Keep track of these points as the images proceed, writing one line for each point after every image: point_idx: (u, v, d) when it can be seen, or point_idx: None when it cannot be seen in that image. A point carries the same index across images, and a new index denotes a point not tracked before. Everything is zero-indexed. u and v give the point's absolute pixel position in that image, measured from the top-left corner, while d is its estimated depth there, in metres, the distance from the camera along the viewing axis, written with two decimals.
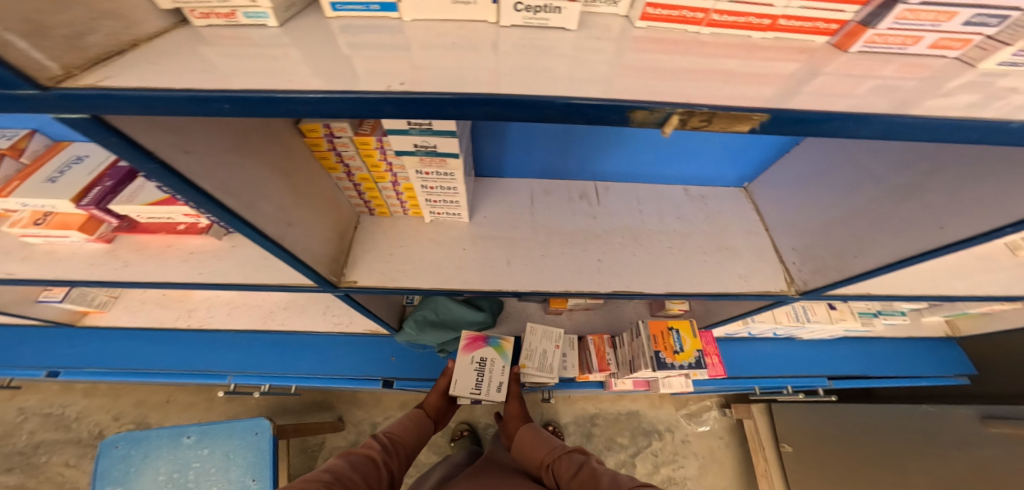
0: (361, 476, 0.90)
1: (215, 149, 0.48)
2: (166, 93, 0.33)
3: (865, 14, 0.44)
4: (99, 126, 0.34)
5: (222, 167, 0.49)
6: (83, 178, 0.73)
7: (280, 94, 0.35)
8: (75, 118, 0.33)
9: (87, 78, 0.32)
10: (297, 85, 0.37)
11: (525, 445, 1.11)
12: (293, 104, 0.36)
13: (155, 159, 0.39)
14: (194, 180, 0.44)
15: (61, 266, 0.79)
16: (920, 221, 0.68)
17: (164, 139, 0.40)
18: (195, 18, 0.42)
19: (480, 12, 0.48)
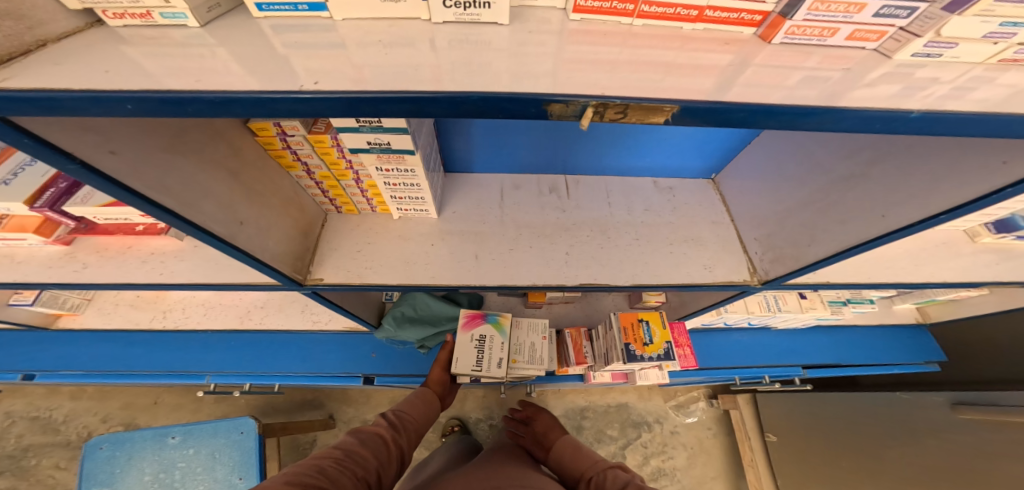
0: (371, 453, 0.79)
1: (146, 148, 0.48)
2: (66, 93, 0.33)
3: (783, 5, 0.44)
4: (7, 126, 0.34)
5: (156, 166, 0.49)
6: (32, 180, 0.73)
7: (187, 94, 0.35)
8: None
9: None
10: (210, 85, 0.37)
11: (564, 453, 0.95)
12: (203, 103, 0.36)
13: (76, 159, 0.39)
14: (123, 180, 0.44)
15: (17, 269, 0.78)
16: (868, 208, 0.69)
17: (86, 140, 0.40)
18: (109, 18, 0.42)
19: (411, 10, 0.48)
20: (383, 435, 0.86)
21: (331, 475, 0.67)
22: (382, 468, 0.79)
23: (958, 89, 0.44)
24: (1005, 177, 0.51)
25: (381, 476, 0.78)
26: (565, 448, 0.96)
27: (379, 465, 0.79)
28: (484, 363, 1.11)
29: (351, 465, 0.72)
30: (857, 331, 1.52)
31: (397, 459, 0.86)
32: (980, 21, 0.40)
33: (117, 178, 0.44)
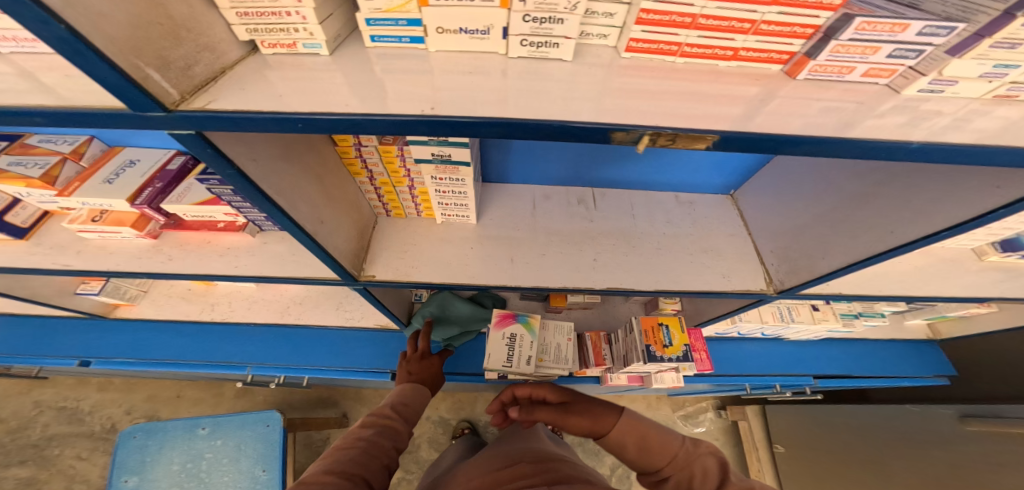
0: (373, 457, 0.70)
1: (270, 156, 0.58)
2: (253, 115, 0.43)
3: (809, 47, 0.52)
4: (200, 140, 0.44)
5: (276, 171, 0.60)
6: (136, 180, 0.84)
7: (331, 115, 0.45)
8: (183, 133, 0.43)
9: (196, 102, 0.43)
10: (347, 110, 0.47)
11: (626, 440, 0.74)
12: (341, 123, 0.46)
13: (233, 166, 0.50)
14: (257, 181, 0.54)
15: (111, 259, 0.88)
16: (876, 225, 0.76)
17: (240, 151, 0.51)
18: (265, 48, 0.52)
19: (492, 45, 0.57)
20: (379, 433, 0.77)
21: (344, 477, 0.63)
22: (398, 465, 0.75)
23: (958, 120, 0.52)
24: (996, 201, 0.59)
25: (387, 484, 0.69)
26: (628, 432, 0.75)
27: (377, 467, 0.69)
28: (514, 360, 1.18)
29: (355, 469, 0.65)
30: (868, 345, 1.56)
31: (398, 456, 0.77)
32: (977, 63, 0.47)
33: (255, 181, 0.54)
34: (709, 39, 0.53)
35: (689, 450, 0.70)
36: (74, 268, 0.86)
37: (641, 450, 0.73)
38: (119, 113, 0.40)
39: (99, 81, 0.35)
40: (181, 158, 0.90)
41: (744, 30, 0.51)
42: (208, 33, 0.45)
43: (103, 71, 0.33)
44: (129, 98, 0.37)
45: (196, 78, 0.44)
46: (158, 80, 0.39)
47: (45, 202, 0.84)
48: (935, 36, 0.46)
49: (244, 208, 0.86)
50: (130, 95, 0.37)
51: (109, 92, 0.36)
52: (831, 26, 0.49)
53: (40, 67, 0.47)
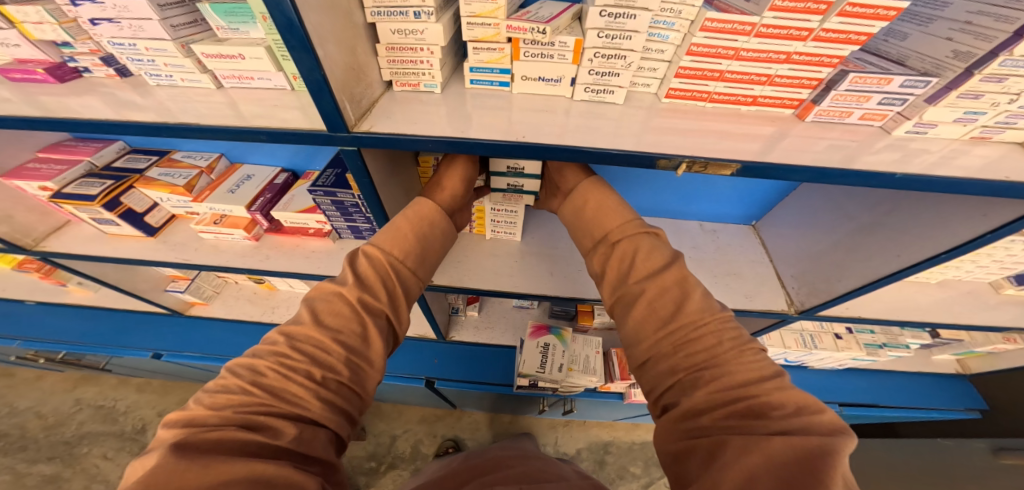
0: (336, 320, 0.59)
1: (386, 173, 0.78)
2: (401, 136, 0.63)
3: (815, 95, 0.67)
4: (355, 155, 0.65)
5: (387, 185, 0.79)
6: (252, 191, 1.04)
7: (453, 140, 0.65)
8: (350, 149, 0.64)
9: (363, 125, 0.63)
10: (463, 137, 0.65)
11: (600, 211, 0.77)
12: (457, 146, 0.65)
13: (368, 177, 0.70)
14: (377, 189, 0.74)
15: (222, 255, 1.05)
16: (885, 250, 0.87)
17: (373, 166, 0.71)
18: (397, 86, 0.72)
19: (561, 90, 0.74)
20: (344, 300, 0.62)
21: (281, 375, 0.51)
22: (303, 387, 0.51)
23: (942, 156, 0.64)
24: (985, 225, 0.70)
25: (349, 348, 0.57)
26: (589, 198, 0.79)
27: (348, 324, 0.58)
28: (548, 367, 1.25)
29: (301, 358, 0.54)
30: (894, 377, 1.58)
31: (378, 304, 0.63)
32: (950, 110, 0.61)
33: (375, 188, 0.74)
34: (735, 89, 0.69)
35: (712, 312, 0.59)
36: (191, 261, 1.03)
37: (649, 277, 0.64)
38: (315, 132, 0.61)
39: (322, 110, 0.56)
40: (284, 175, 1.12)
41: (761, 81, 0.67)
42: (370, 77, 0.67)
43: (328, 102, 0.55)
44: (331, 122, 0.58)
45: (362, 108, 0.65)
46: (348, 111, 0.60)
47: (177, 207, 1.03)
48: (914, 88, 0.61)
49: (333, 216, 1.03)
50: (333, 121, 0.58)
51: (322, 117, 0.58)
52: (832, 79, 0.64)
53: (242, 97, 0.70)
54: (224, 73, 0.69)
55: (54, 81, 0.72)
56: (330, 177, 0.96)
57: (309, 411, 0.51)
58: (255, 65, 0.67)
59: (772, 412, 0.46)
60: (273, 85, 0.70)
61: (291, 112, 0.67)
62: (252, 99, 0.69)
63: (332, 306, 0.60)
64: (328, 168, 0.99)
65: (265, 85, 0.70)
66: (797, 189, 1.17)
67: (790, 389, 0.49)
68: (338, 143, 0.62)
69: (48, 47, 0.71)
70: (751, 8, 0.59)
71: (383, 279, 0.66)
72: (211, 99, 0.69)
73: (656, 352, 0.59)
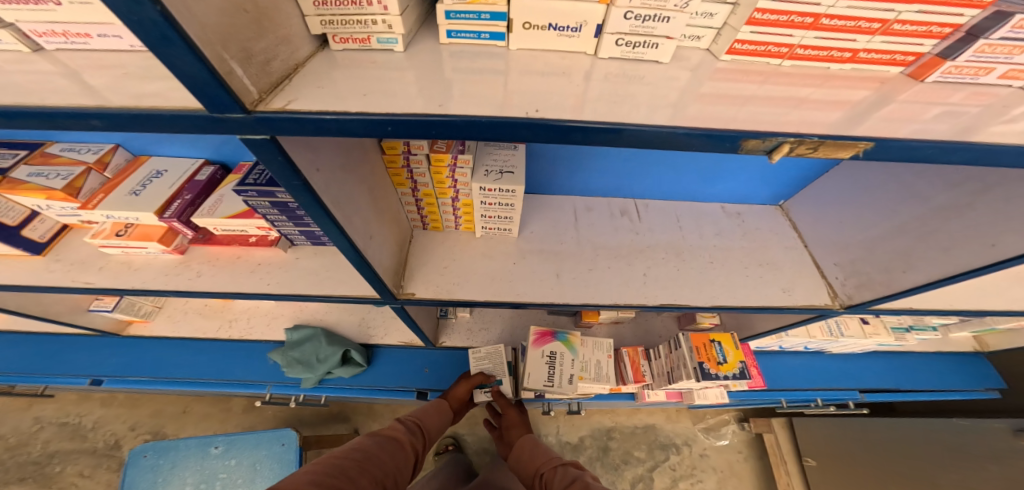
0: (390, 456, 0.84)
1: (332, 167, 0.55)
2: (342, 117, 0.40)
3: (942, 47, 0.48)
4: (273, 146, 0.42)
5: (336, 184, 0.56)
6: (164, 191, 0.79)
7: (427, 118, 0.42)
8: (256, 138, 0.40)
9: (275, 101, 0.40)
10: (437, 111, 0.43)
11: (524, 452, 1.09)
12: (431, 126, 0.43)
13: (300, 178, 0.47)
14: (320, 193, 0.51)
15: (137, 276, 0.81)
16: (972, 239, 0.71)
17: (308, 159, 0.48)
18: (335, 42, 0.49)
19: (581, 45, 0.52)
20: (399, 438, 0.93)
21: (350, 476, 0.72)
22: (400, 468, 0.85)
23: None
24: None
25: (398, 478, 0.83)
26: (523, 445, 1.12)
27: (400, 470, 0.85)
28: (557, 380, 1.11)
29: (371, 468, 0.77)
30: (913, 357, 1.52)
31: (414, 459, 0.93)
32: None
33: (314, 190, 0.50)
34: (830, 39, 0.49)
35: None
36: (96, 287, 0.79)
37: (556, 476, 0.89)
38: (193, 114, 0.38)
39: (178, 71, 0.32)
40: (210, 168, 0.86)
41: (871, 29, 0.47)
42: (285, 25, 0.43)
43: (190, 65, 0.31)
44: (205, 95, 0.35)
45: (276, 74, 0.42)
46: (240, 74, 0.37)
47: (66, 215, 0.78)
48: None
49: (279, 221, 0.80)
50: (210, 93, 0.34)
51: (188, 87, 0.34)
52: (976, 24, 0.45)
53: (87, 63, 0.45)
54: (36, 27, 0.44)
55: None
56: (265, 172, 0.73)
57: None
58: (85, 14, 0.43)
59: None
60: (128, 46, 0.46)
61: (166, 82, 0.43)
62: (104, 63, 0.45)
63: (391, 444, 0.89)
64: (262, 160, 0.76)
65: (115, 46, 0.46)
66: (832, 171, 1.02)
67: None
68: (233, 128, 0.39)
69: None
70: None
71: (398, 455, 0.87)
72: (37, 64, 0.45)
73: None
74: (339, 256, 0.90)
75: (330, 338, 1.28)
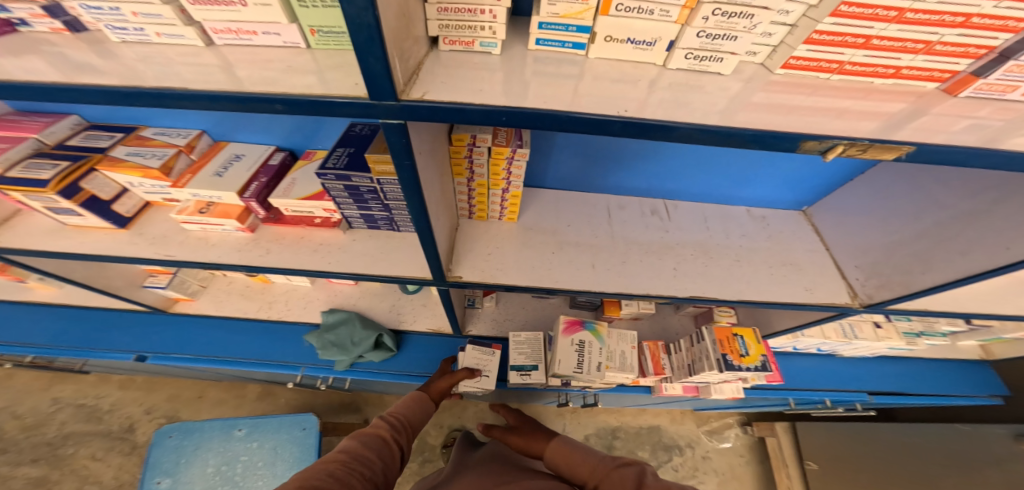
0: (376, 455, 0.86)
1: (425, 152, 0.64)
2: (470, 109, 0.50)
3: (977, 66, 0.54)
4: (400, 132, 0.52)
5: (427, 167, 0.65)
6: (244, 174, 0.87)
7: (533, 111, 0.51)
8: (392, 123, 0.50)
9: (413, 92, 0.50)
10: (536, 106, 0.52)
11: None
12: (533, 118, 0.52)
13: (410, 159, 0.57)
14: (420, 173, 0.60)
15: (211, 251, 0.88)
16: (989, 242, 0.77)
17: (416, 144, 0.58)
18: (445, 44, 0.59)
19: (653, 56, 0.60)
20: (384, 435, 0.94)
21: (339, 476, 0.74)
22: (386, 467, 0.86)
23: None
24: None
25: (388, 474, 0.86)
26: None
27: (387, 466, 0.87)
28: (586, 366, 1.19)
29: (359, 467, 0.79)
30: (917, 363, 1.58)
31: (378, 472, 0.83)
32: None
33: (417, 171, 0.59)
34: (876, 58, 0.56)
35: None
36: (175, 259, 0.85)
37: None
38: (351, 100, 0.47)
39: (365, 68, 0.42)
40: (281, 154, 0.94)
41: (915, 49, 0.54)
42: (418, 32, 0.52)
43: (375, 59, 0.41)
44: (375, 84, 0.44)
45: (409, 70, 0.52)
46: (398, 69, 0.46)
47: (152, 193, 0.85)
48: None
49: (344, 203, 0.87)
50: (378, 82, 0.44)
51: (363, 77, 0.43)
52: (1010, 46, 0.51)
53: (243, 59, 0.53)
54: (216, 25, 0.54)
55: None
56: (342, 158, 0.81)
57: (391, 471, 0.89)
58: (260, 15, 0.52)
59: None
60: (281, 42, 0.55)
61: (309, 77, 0.51)
62: (255, 59, 0.53)
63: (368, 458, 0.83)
64: (337, 148, 0.84)
65: (273, 42, 0.55)
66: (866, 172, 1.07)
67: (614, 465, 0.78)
68: (382, 113, 0.48)
69: None
70: None
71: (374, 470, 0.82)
72: (198, 58, 0.53)
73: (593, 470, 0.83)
74: (394, 240, 0.97)
75: (365, 322, 1.35)
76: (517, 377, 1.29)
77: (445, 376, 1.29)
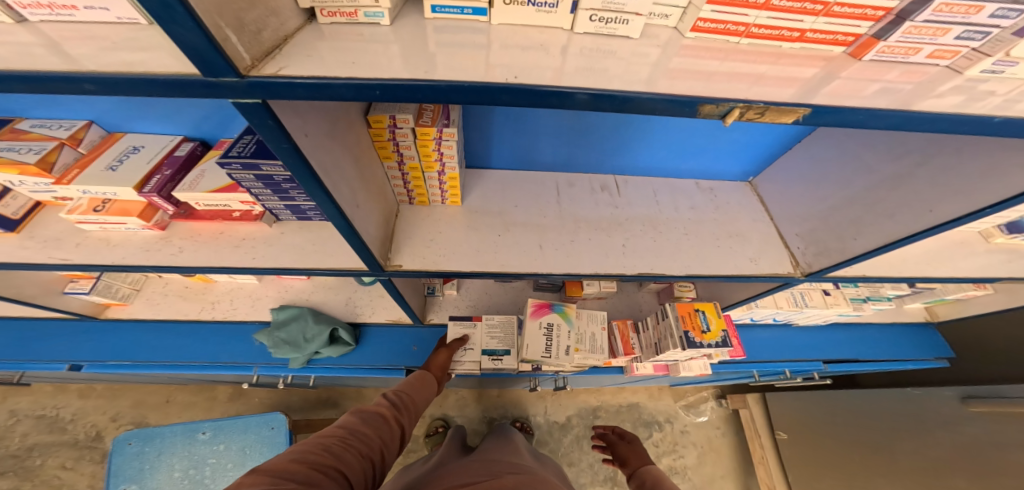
0: (374, 431, 0.84)
1: (318, 133, 0.58)
2: (335, 81, 0.44)
3: (876, 30, 0.52)
4: (263, 110, 0.46)
5: (323, 150, 0.60)
6: (145, 166, 0.79)
7: (413, 82, 0.46)
8: (249, 102, 0.44)
9: (268, 67, 0.44)
10: (417, 78, 0.47)
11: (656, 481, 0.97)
12: (416, 91, 0.47)
13: (289, 141, 0.51)
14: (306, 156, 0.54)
15: (117, 252, 0.81)
16: (914, 206, 0.77)
17: (296, 125, 0.52)
18: (323, 16, 0.52)
19: (559, 20, 0.55)
20: (384, 413, 0.91)
21: (334, 451, 0.72)
22: (385, 444, 0.84)
23: (1011, 100, 0.52)
24: None
25: (386, 452, 0.83)
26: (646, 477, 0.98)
27: (386, 443, 0.85)
28: (553, 351, 1.18)
29: (355, 443, 0.77)
30: (872, 329, 1.62)
31: (376, 449, 0.80)
32: None
33: (301, 151, 0.53)
34: (779, 19, 0.52)
35: None
36: (74, 263, 0.78)
37: None
38: (186, 79, 0.41)
39: (179, 41, 0.36)
40: (189, 144, 0.87)
41: (816, 10, 0.50)
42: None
43: (183, 28, 0.35)
44: (204, 60, 0.38)
45: (266, 45, 0.46)
46: (233, 41, 0.41)
47: (39, 192, 0.77)
48: (1002, 19, 0.48)
49: (264, 196, 0.82)
50: (206, 56, 0.38)
51: (184, 51, 0.37)
52: (905, 8, 0.49)
53: (73, 34, 0.46)
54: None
55: None
56: (248, 146, 0.74)
57: (393, 445, 0.87)
58: None
59: None
60: (115, 18, 0.47)
61: (150, 54, 0.45)
62: (89, 34, 0.46)
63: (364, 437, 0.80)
64: (245, 135, 0.77)
65: (102, 17, 0.47)
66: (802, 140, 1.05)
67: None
68: (228, 92, 0.42)
69: None
70: None
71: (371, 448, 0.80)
72: (17, 34, 0.45)
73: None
74: (325, 231, 0.92)
75: (317, 317, 1.30)
76: (489, 361, 1.28)
77: (444, 350, 1.25)
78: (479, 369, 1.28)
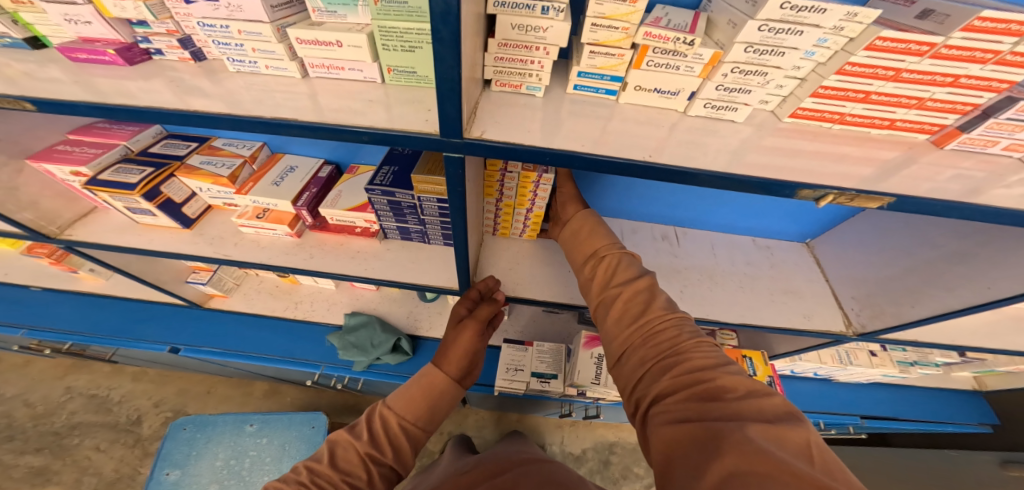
0: None
1: (472, 179, 0.73)
2: (522, 148, 0.59)
3: (963, 122, 0.62)
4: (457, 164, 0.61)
5: (471, 193, 0.75)
6: (297, 184, 0.98)
7: (574, 151, 0.60)
8: (454, 156, 0.60)
9: (474, 130, 0.59)
10: (576, 144, 0.61)
11: None
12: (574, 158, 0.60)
13: (461, 186, 0.66)
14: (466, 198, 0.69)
15: (263, 252, 0.97)
16: (973, 281, 0.85)
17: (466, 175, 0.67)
18: (496, 86, 0.69)
19: (676, 104, 0.70)
20: None
21: None
22: None
23: None
24: None
25: None
26: None
27: None
28: (604, 380, 1.26)
29: None
30: (910, 390, 1.63)
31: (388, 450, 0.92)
32: None
33: (461, 195, 0.68)
34: (872, 112, 0.65)
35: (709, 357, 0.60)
36: (231, 258, 0.94)
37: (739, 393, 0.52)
38: (426, 135, 0.56)
39: (444, 114, 0.52)
40: (328, 168, 1.05)
41: (909, 104, 0.62)
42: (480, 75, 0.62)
43: (452, 105, 0.50)
44: (448, 125, 0.54)
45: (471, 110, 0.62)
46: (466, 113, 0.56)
47: (216, 197, 0.95)
48: None
49: (384, 216, 0.97)
50: (451, 125, 0.53)
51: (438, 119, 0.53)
52: (991, 105, 0.59)
53: (330, 92, 0.63)
54: (314, 61, 0.64)
55: (125, 63, 0.66)
56: (387, 176, 0.90)
57: None
58: (352, 55, 0.62)
59: (726, 395, 0.52)
60: (362, 77, 0.66)
61: (386, 110, 0.61)
62: (342, 91, 0.64)
63: None
64: (384, 166, 0.94)
65: (355, 76, 0.65)
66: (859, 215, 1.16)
67: (740, 375, 0.55)
68: (448, 148, 0.58)
69: (120, 25, 0.64)
70: (929, 27, 0.54)
71: None
72: (294, 88, 0.64)
73: (629, 345, 0.69)
74: (423, 251, 1.06)
75: (384, 326, 1.42)
76: (537, 383, 1.36)
77: None
78: (526, 389, 1.36)
